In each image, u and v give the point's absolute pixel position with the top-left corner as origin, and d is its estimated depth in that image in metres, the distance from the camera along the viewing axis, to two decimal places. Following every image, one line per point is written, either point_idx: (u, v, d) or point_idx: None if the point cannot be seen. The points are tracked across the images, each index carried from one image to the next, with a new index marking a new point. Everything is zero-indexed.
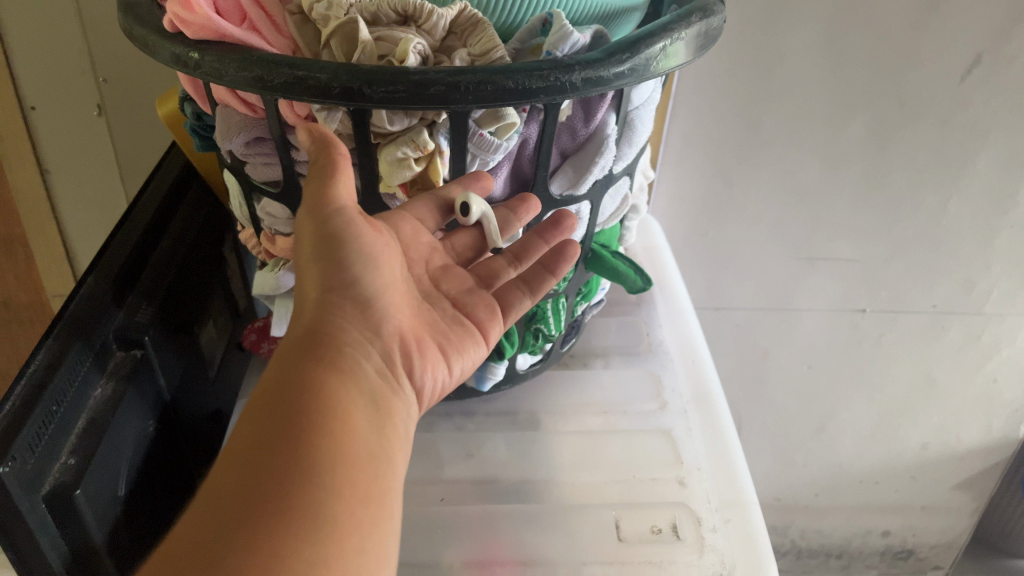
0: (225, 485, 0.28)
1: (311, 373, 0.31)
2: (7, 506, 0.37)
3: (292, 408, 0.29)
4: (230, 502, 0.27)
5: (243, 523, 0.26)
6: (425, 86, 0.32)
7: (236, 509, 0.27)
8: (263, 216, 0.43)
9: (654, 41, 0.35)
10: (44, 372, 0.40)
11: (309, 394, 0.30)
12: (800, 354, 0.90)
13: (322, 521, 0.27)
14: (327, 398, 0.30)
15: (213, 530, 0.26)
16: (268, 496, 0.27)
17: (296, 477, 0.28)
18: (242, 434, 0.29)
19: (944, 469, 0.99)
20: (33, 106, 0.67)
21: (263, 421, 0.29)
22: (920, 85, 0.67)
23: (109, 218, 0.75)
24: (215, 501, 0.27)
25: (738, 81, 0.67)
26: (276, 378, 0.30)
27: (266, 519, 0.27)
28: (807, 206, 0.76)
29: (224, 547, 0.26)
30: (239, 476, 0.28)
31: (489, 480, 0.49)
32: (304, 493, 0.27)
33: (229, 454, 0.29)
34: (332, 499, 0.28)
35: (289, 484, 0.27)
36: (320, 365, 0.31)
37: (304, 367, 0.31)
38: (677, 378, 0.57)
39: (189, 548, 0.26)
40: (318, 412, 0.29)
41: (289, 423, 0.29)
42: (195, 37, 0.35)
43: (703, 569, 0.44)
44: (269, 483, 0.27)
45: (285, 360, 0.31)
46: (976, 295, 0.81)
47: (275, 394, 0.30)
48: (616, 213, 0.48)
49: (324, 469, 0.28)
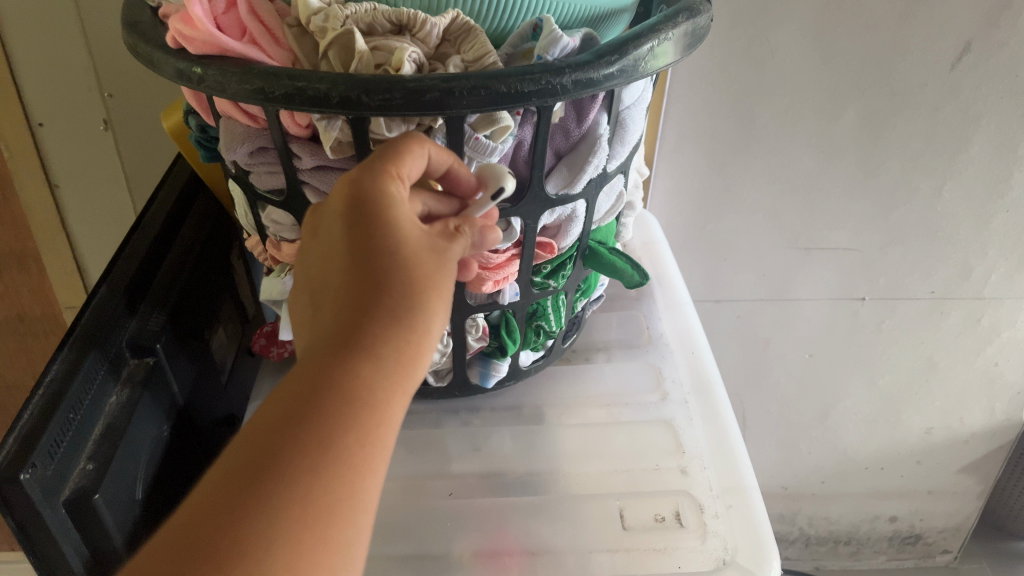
0: (264, 475, 0.27)
1: (386, 391, 0.29)
2: (29, 511, 0.38)
3: (359, 424, 0.28)
4: (270, 505, 0.26)
5: (281, 537, 0.26)
6: (420, 93, 0.33)
7: (274, 514, 0.26)
8: (268, 224, 0.44)
9: (642, 42, 0.36)
10: (60, 381, 0.42)
11: (379, 413, 0.29)
12: (801, 343, 0.90)
13: (346, 555, 0.27)
14: (389, 423, 0.29)
15: (245, 530, 0.26)
16: (312, 516, 0.27)
17: (340, 505, 0.27)
18: (294, 420, 0.28)
19: (948, 453, 1.00)
20: (41, 123, 0.69)
21: (326, 422, 0.28)
22: (910, 73, 0.68)
23: (116, 230, 0.77)
24: (251, 491, 0.26)
25: (730, 75, 0.68)
26: (348, 372, 0.28)
27: (306, 544, 0.26)
28: (803, 197, 0.77)
29: (255, 553, 0.26)
30: (299, 479, 0.27)
31: (496, 473, 0.51)
32: (340, 522, 0.27)
33: (270, 433, 0.27)
34: (358, 533, 0.28)
35: (333, 510, 0.27)
36: (397, 384, 0.29)
37: (384, 381, 0.29)
38: (677, 370, 0.58)
39: (212, 535, 0.26)
40: (378, 437, 0.29)
41: (354, 442, 0.28)
42: (197, 52, 0.36)
43: (705, 554, 0.46)
44: (317, 501, 0.27)
45: (367, 357, 0.29)
46: (974, 279, 0.82)
47: (346, 394, 0.28)
48: (612, 211, 0.49)
49: (363, 501, 0.28)
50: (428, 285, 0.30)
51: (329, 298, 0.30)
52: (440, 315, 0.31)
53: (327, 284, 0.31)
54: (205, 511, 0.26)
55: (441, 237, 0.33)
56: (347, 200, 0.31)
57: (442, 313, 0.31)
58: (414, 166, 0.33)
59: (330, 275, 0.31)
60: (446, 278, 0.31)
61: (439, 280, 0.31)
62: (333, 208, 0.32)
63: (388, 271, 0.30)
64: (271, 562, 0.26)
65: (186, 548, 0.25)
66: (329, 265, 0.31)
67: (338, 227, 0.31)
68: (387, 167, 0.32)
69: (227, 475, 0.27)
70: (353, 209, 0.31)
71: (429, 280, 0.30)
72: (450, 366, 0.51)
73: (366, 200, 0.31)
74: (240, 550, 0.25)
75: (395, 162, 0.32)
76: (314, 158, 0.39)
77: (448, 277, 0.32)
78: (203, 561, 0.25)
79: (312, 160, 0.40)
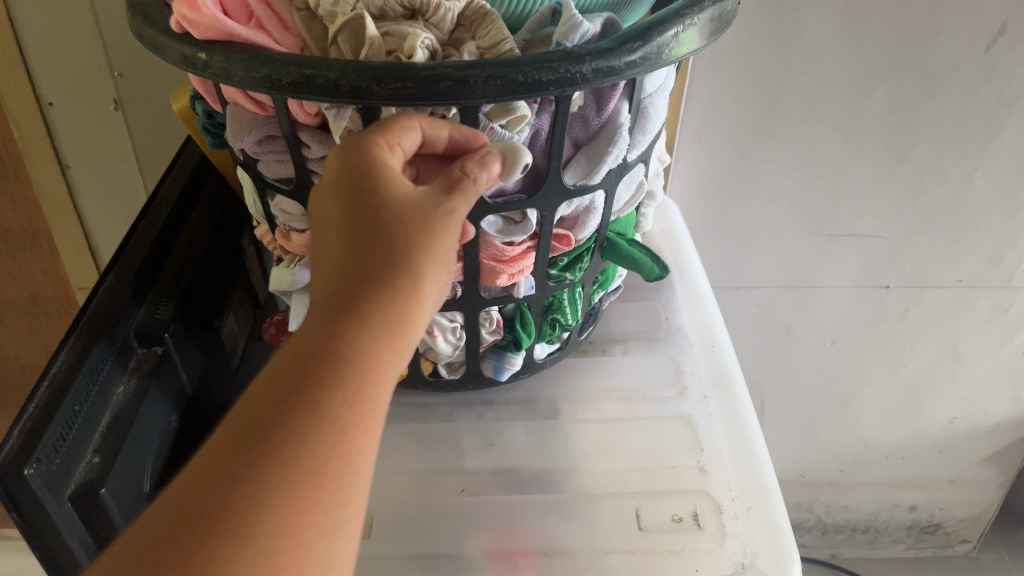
0: (252, 441, 0.26)
1: (374, 352, 0.28)
2: (35, 506, 0.37)
3: (347, 388, 0.27)
4: (258, 470, 0.25)
5: (269, 501, 0.25)
6: (433, 82, 0.31)
7: (260, 479, 0.25)
8: (276, 213, 0.43)
9: (666, 28, 0.34)
10: (66, 372, 0.41)
11: (368, 374, 0.27)
12: (822, 331, 0.89)
13: (337, 520, 0.26)
14: (380, 386, 0.28)
15: (233, 495, 0.25)
16: (302, 479, 0.26)
17: (329, 468, 0.26)
18: (283, 385, 0.27)
19: (971, 443, 0.98)
20: (50, 102, 0.68)
21: (312, 387, 0.27)
22: (943, 55, 0.65)
23: (129, 210, 0.76)
24: (240, 457, 0.26)
25: (755, 57, 0.66)
26: (336, 335, 0.27)
27: (296, 507, 0.25)
28: (827, 182, 0.75)
29: (242, 518, 0.25)
30: (282, 441, 0.26)
31: (509, 469, 0.50)
32: (329, 486, 0.26)
33: (258, 402, 0.27)
34: (349, 497, 0.27)
35: (319, 475, 0.26)
36: (387, 343, 0.28)
37: (371, 343, 0.28)
38: (696, 363, 0.56)
39: (201, 501, 0.25)
40: (370, 402, 0.27)
41: (343, 407, 0.27)
42: (202, 37, 0.35)
43: (725, 558, 0.44)
44: (303, 464, 0.26)
45: (352, 321, 0.28)
46: (1003, 268, 0.80)
47: (333, 357, 0.27)
48: (632, 201, 0.47)
49: (355, 464, 0.27)
50: (420, 245, 0.29)
51: (325, 265, 0.30)
52: (434, 274, 0.29)
53: (325, 253, 0.30)
54: (195, 480, 0.26)
55: (438, 191, 0.30)
56: (339, 169, 0.30)
57: (438, 272, 0.29)
58: (408, 137, 0.31)
59: (328, 244, 0.30)
60: (440, 237, 0.29)
61: (433, 237, 0.29)
62: (327, 177, 0.31)
63: (376, 236, 0.28)
64: (259, 525, 0.25)
65: (177, 513, 0.25)
66: (325, 236, 0.30)
67: (332, 196, 0.30)
68: (377, 136, 0.30)
69: (220, 439, 0.26)
70: (347, 174, 0.29)
71: (419, 239, 0.29)
72: (463, 359, 0.50)
73: (351, 167, 0.29)
74: (230, 515, 0.25)
75: (389, 131, 0.31)
76: (324, 148, 0.38)
77: (445, 234, 0.30)
78: (189, 527, 0.25)
79: (322, 148, 0.38)
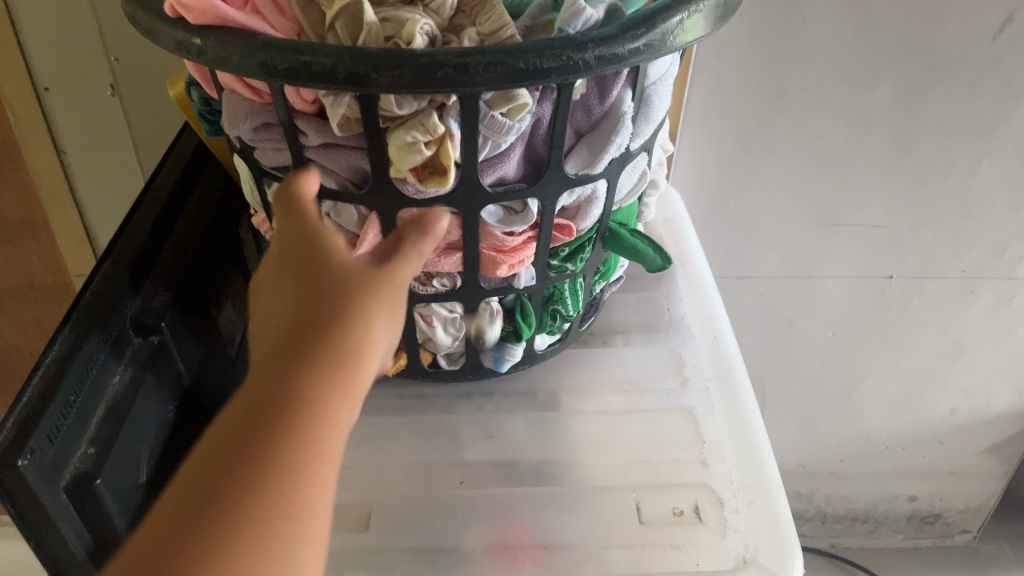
0: (213, 484, 0.26)
1: (329, 395, 0.27)
2: (30, 497, 0.37)
3: (305, 432, 0.27)
4: (219, 512, 0.26)
5: (231, 546, 0.25)
6: (432, 69, 0.31)
7: (220, 520, 0.26)
8: (273, 201, 0.43)
9: (670, 15, 0.33)
10: (60, 362, 0.41)
11: (325, 417, 0.27)
12: (824, 322, 0.88)
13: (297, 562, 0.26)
14: (338, 427, 0.28)
15: (197, 540, 0.25)
16: (262, 524, 0.26)
17: (291, 508, 0.26)
18: (241, 429, 0.27)
19: (972, 434, 0.98)
20: (47, 88, 0.67)
21: (270, 432, 0.26)
22: (949, 44, 0.64)
23: (126, 198, 0.75)
24: (204, 500, 0.26)
25: (760, 46, 0.65)
26: (289, 378, 0.27)
27: (257, 546, 0.26)
28: (831, 172, 0.74)
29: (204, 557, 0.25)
30: (239, 485, 0.26)
31: (509, 461, 0.49)
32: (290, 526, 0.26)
33: (237, 421, 0.27)
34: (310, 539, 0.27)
35: (283, 511, 0.26)
36: (341, 387, 0.28)
37: (326, 382, 0.27)
38: (698, 354, 0.56)
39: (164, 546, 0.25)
40: (328, 440, 0.27)
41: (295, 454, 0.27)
42: (197, 22, 0.34)
43: (726, 552, 0.44)
44: (261, 507, 0.26)
45: (307, 363, 0.27)
46: (1008, 260, 0.80)
47: (287, 404, 0.27)
48: (634, 190, 0.46)
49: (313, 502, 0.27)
50: (367, 296, 0.29)
51: (275, 312, 0.29)
52: (385, 324, 0.29)
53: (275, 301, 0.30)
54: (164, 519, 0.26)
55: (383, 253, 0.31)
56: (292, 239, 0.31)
57: (389, 321, 0.30)
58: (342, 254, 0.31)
59: (280, 291, 0.30)
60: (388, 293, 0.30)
61: (381, 288, 0.29)
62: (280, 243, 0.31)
63: (321, 290, 0.29)
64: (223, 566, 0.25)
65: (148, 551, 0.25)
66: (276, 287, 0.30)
67: (282, 257, 0.31)
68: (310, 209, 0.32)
69: (184, 482, 0.26)
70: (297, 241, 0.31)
71: (363, 293, 0.29)
72: (463, 349, 0.50)
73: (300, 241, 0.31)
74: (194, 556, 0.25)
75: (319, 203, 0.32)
76: (321, 135, 0.37)
77: (393, 286, 0.30)
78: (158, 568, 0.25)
79: (318, 136, 0.37)
